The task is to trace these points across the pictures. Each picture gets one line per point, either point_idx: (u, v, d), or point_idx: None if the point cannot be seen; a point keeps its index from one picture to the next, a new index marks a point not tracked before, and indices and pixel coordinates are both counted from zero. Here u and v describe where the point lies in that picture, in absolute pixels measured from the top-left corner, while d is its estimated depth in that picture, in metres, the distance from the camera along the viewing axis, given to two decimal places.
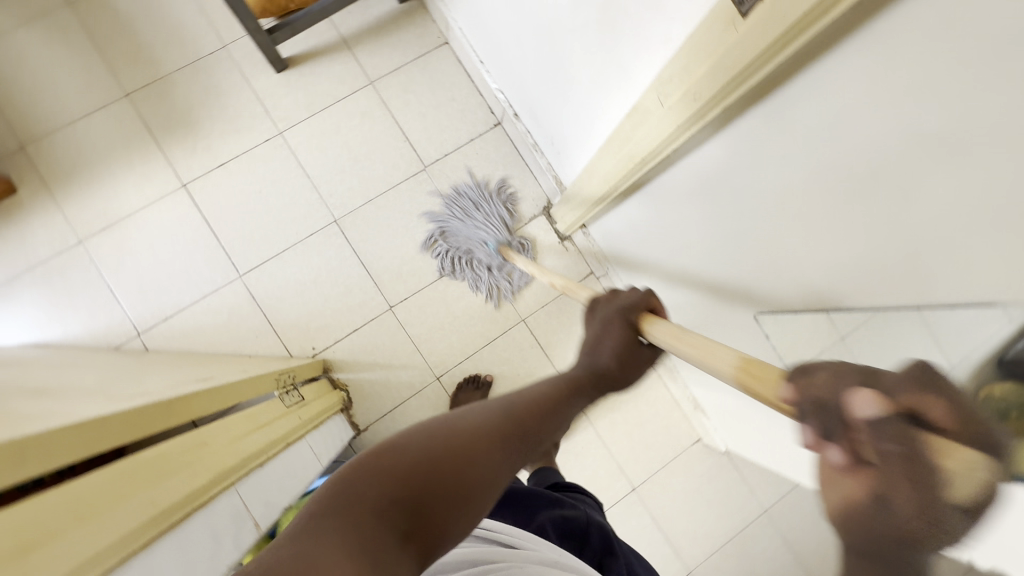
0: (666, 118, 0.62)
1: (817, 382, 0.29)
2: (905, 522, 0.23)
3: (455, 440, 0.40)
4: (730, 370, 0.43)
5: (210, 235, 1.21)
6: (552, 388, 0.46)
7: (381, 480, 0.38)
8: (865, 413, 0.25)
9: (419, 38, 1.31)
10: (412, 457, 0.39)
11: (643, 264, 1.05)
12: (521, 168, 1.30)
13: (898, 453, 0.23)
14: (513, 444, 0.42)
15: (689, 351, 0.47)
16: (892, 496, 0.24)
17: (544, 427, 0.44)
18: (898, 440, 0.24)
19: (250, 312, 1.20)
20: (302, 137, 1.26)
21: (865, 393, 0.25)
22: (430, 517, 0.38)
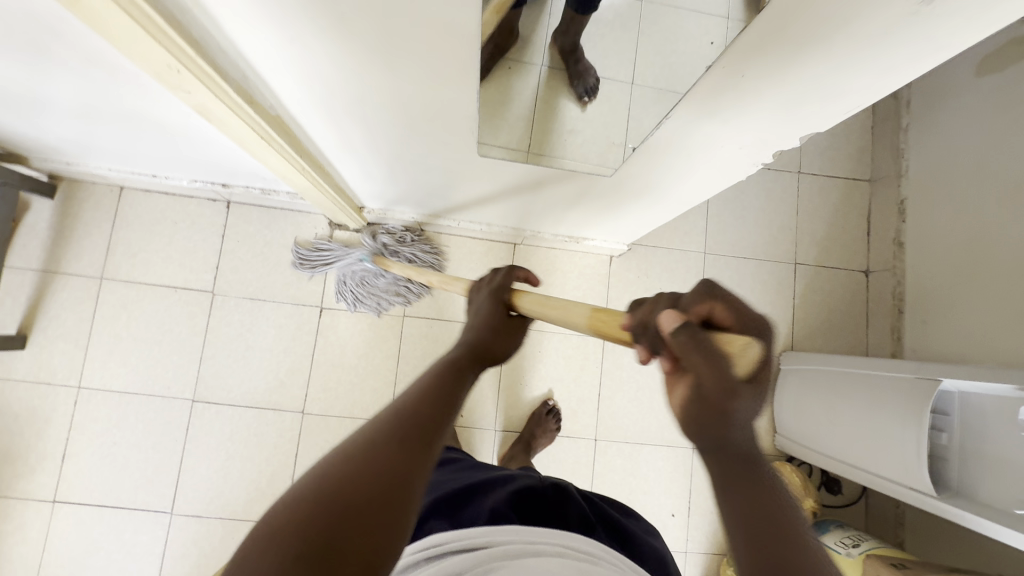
0: (207, 99, 0.57)
1: (645, 314, 0.37)
2: (708, 387, 0.32)
3: (354, 472, 0.37)
4: (585, 323, 0.48)
5: (117, 510, 1.16)
6: (434, 382, 0.46)
7: (282, 542, 0.34)
8: (670, 326, 0.34)
9: (98, 206, 1.22)
10: (302, 511, 0.35)
11: (413, 192, 1.04)
12: (280, 216, 1.25)
13: (703, 352, 0.32)
14: (415, 447, 0.40)
15: (555, 314, 0.51)
16: (702, 379, 0.32)
17: (440, 419, 0.42)
18: (700, 346, 0.32)
19: (209, 526, 1.16)
20: (99, 371, 1.19)
21: (668, 313, 0.34)
22: (343, 555, 0.34)
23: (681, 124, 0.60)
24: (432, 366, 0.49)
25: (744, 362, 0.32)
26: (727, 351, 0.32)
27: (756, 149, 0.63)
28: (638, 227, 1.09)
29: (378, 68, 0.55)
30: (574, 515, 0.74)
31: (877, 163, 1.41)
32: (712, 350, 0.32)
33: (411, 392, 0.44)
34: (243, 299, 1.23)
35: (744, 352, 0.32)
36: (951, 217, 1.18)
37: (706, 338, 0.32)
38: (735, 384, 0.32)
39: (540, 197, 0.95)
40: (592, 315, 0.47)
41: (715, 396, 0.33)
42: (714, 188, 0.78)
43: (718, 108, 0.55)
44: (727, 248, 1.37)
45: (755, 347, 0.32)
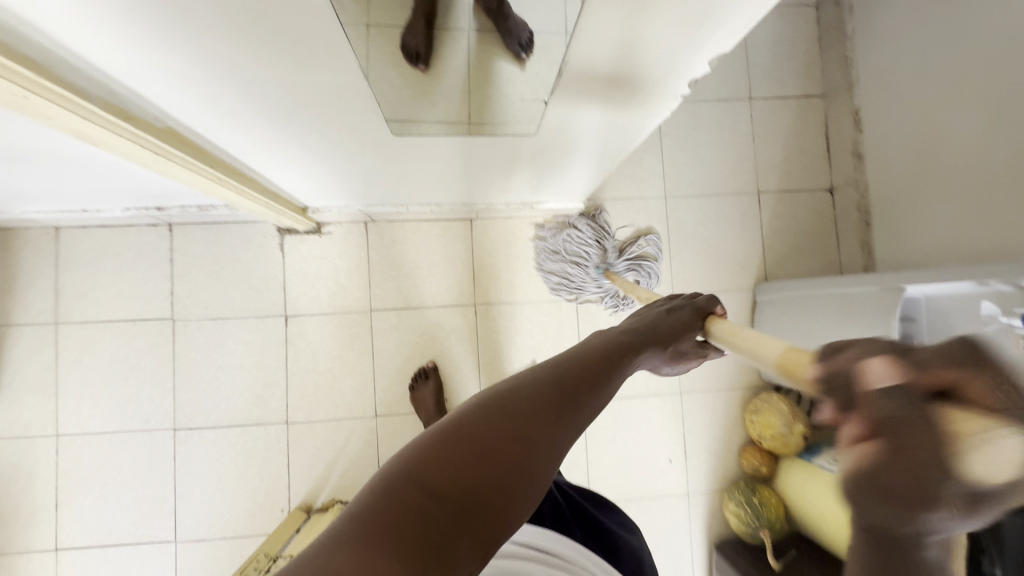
0: (77, 126, 0.54)
1: (845, 357, 0.28)
2: (894, 478, 0.22)
3: (505, 425, 0.35)
4: (773, 363, 0.42)
5: (121, 548, 1.16)
6: (597, 350, 0.45)
7: (429, 469, 0.32)
8: (880, 382, 0.24)
9: (37, 250, 1.18)
10: (454, 447, 0.33)
11: (349, 184, 1.01)
12: (225, 231, 1.21)
13: (913, 431, 0.22)
14: (560, 408, 0.37)
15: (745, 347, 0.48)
16: (894, 460, 0.22)
17: (591, 393, 0.40)
18: (923, 420, 0.22)
19: (214, 548, 1.17)
20: (75, 416, 1.17)
21: (885, 363, 0.25)
22: (486, 504, 0.32)
23: (583, 65, 0.56)
24: (591, 339, 0.47)
25: (989, 469, 0.20)
26: (953, 430, 0.21)
27: (670, 78, 0.59)
28: (585, 182, 1.06)
29: (248, 64, 0.52)
30: (547, 513, 0.73)
31: (827, 77, 1.36)
32: (925, 428, 0.21)
33: (568, 356, 0.43)
34: (205, 320, 1.21)
35: (1003, 456, 0.20)
36: (902, 122, 1.15)
37: (917, 409, 0.22)
38: (941, 485, 0.21)
39: (474, 167, 0.93)
40: (783, 353, 0.41)
41: (907, 489, 0.21)
42: (644, 129, 0.74)
43: (610, 45, 0.52)
44: (687, 189, 1.34)
45: (1015, 442, 0.20)
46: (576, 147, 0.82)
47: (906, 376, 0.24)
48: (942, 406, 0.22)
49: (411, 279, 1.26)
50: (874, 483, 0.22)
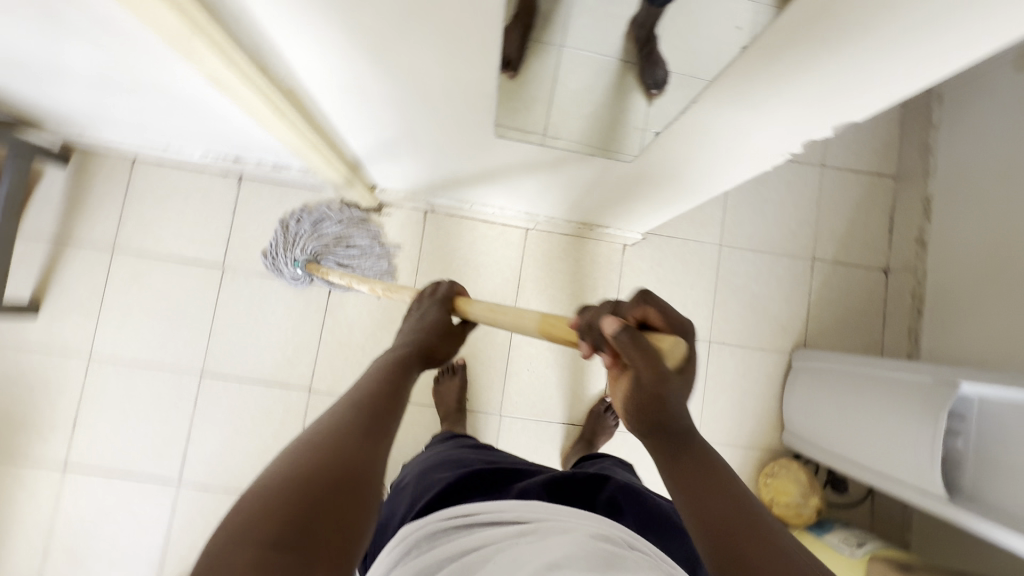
0: (221, 73, 0.56)
1: (595, 320, 0.53)
2: (646, 377, 0.44)
3: (322, 454, 0.38)
4: (534, 326, 0.64)
5: (125, 479, 1.17)
6: (387, 368, 0.52)
7: (251, 530, 0.33)
8: (611, 327, 0.49)
9: (111, 175, 1.21)
10: (279, 491, 0.35)
11: (427, 172, 1.02)
12: (290, 192, 1.24)
13: (641, 351, 0.45)
14: (375, 428, 0.43)
15: (505, 319, 0.66)
16: (639, 373, 0.45)
17: (392, 399, 0.47)
18: (640, 345, 0.46)
19: (214, 499, 1.18)
20: (111, 342, 1.20)
21: (610, 318, 0.50)
22: (321, 536, 0.34)
23: (717, 107, 0.58)
24: (374, 364, 0.54)
25: (675, 354, 0.47)
26: (660, 344, 0.48)
27: (789, 139, 0.60)
28: (652, 216, 1.07)
29: (396, 47, 0.53)
30: (602, 503, 0.71)
31: (903, 159, 1.36)
32: (644, 345, 0.46)
33: (365, 384, 0.48)
34: (253, 275, 1.23)
35: (678, 349, 0.47)
36: (976, 218, 1.15)
37: (640, 339, 0.46)
38: (662, 374, 0.45)
39: (553, 179, 0.94)
40: (540, 318, 0.63)
41: (653, 386, 0.44)
42: (736, 179, 0.76)
43: (745, 96, 0.54)
44: (743, 242, 1.34)
45: (680, 345, 0.48)
46: (662, 182, 0.83)
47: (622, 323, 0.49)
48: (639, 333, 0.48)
49: (457, 275, 1.27)
50: (647, 385, 0.44)
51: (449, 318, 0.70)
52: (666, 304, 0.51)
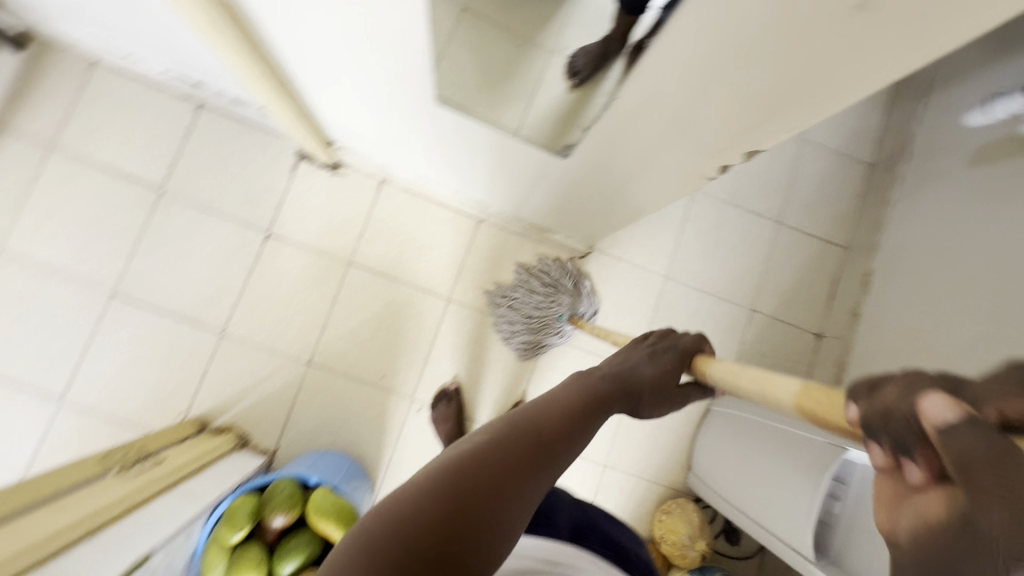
0: None
1: (884, 396, 0.29)
2: (991, 525, 0.22)
3: (486, 475, 0.34)
4: (790, 403, 0.41)
5: (4, 384, 1.11)
6: (576, 394, 0.45)
7: (391, 531, 0.31)
8: (938, 416, 0.25)
9: (66, 73, 1.17)
10: (425, 504, 0.32)
11: (382, 135, 1.01)
12: (249, 131, 1.21)
13: (1001, 477, 0.22)
14: (544, 460, 0.37)
15: (747, 385, 0.47)
16: (978, 514, 0.22)
17: (568, 438, 0.40)
18: (999, 462, 0.22)
19: (94, 424, 1.12)
20: (24, 240, 1.14)
21: (940, 395, 0.25)
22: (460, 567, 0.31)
23: (634, 98, 0.60)
24: (573, 387, 0.47)
25: None
26: None
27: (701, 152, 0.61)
28: (596, 228, 1.08)
29: None
30: (567, 524, 0.64)
31: (856, 233, 1.39)
32: (1012, 464, 0.22)
33: (561, 406, 0.43)
34: (191, 205, 1.19)
35: None
36: (906, 298, 1.18)
37: (1001, 446, 0.23)
38: None
39: (501, 166, 0.94)
40: (802, 389, 0.41)
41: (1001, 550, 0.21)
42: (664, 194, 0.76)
43: (658, 96, 0.57)
44: (689, 279, 1.35)
45: None
46: (599, 185, 0.84)
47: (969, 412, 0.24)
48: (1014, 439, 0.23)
49: (401, 251, 1.25)
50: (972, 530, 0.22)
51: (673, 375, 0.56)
52: None
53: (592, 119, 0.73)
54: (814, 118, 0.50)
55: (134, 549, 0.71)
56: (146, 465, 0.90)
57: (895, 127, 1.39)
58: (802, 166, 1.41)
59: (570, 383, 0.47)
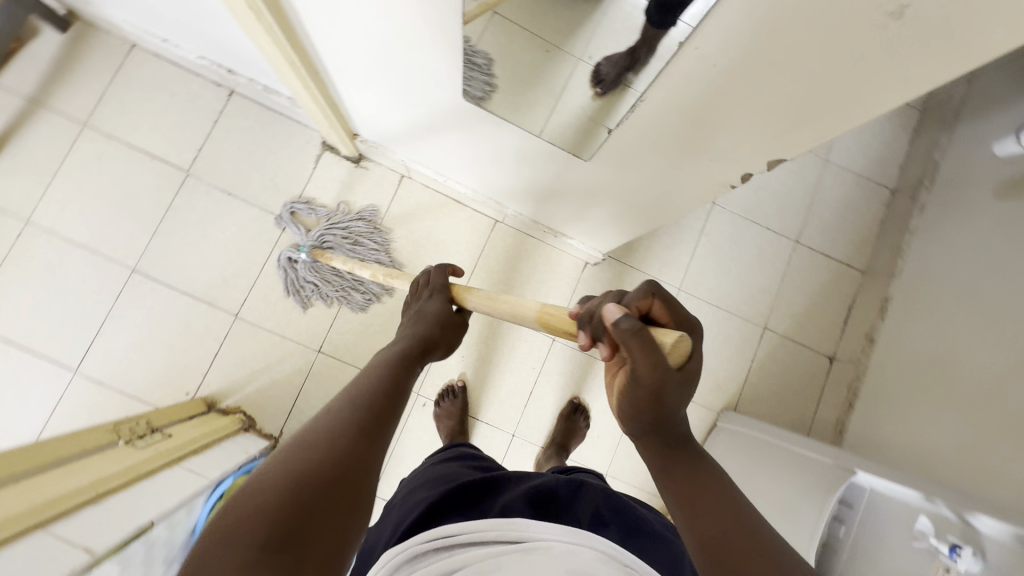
0: None
1: (595, 316, 0.51)
2: (644, 370, 0.44)
3: (323, 460, 0.41)
4: (534, 317, 0.63)
5: (22, 352, 1.13)
6: (384, 374, 0.53)
7: (244, 527, 0.36)
8: (613, 316, 0.47)
9: (105, 55, 1.21)
10: (279, 489, 0.38)
11: (406, 130, 1.03)
12: (277, 120, 1.24)
13: (640, 344, 0.44)
14: (371, 433, 0.45)
15: (505, 310, 0.69)
16: (637, 366, 0.44)
17: (388, 406, 0.49)
18: (640, 338, 0.44)
19: (106, 397, 1.14)
20: (53, 213, 1.17)
21: (614, 307, 0.47)
22: (315, 537, 0.37)
23: (655, 107, 0.59)
24: (376, 362, 0.57)
25: (678, 353, 0.44)
26: (664, 342, 0.44)
27: (727, 157, 0.61)
28: (612, 234, 1.08)
29: None
30: (586, 514, 0.67)
31: (875, 257, 1.38)
32: (644, 339, 0.44)
33: (357, 388, 0.50)
34: (215, 188, 1.22)
35: (683, 348, 0.44)
36: (924, 327, 1.16)
37: (645, 331, 0.44)
38: (666, 365, 0.44)
39: (521, 166, 0.94)
40: (540, 309, 0.62)
41: (651, 379, 0.45)
42: (689, 197, 0.76)
43: (682, 103, 0.56)
44: (702, 293, 1.35)
45: (685, 340, 0.44)
46: (622, 188, 0.84)
47: (623, 313, 0.46)
48: (647, 329, 0.45)
49: (416, 246, 1.26)
50: (651, 385, 0.45)
51: (448, 307, 0.77)
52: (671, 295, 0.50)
53: (613, 125, 0.67)
54: (841, 127, 0.50)
55: (139, 517, 0.72)
56: (154, 438, 0.91)
57: (920, 152, 1.37)
58: (824, 187, 1.40)
59: (371, 366, 0.56)
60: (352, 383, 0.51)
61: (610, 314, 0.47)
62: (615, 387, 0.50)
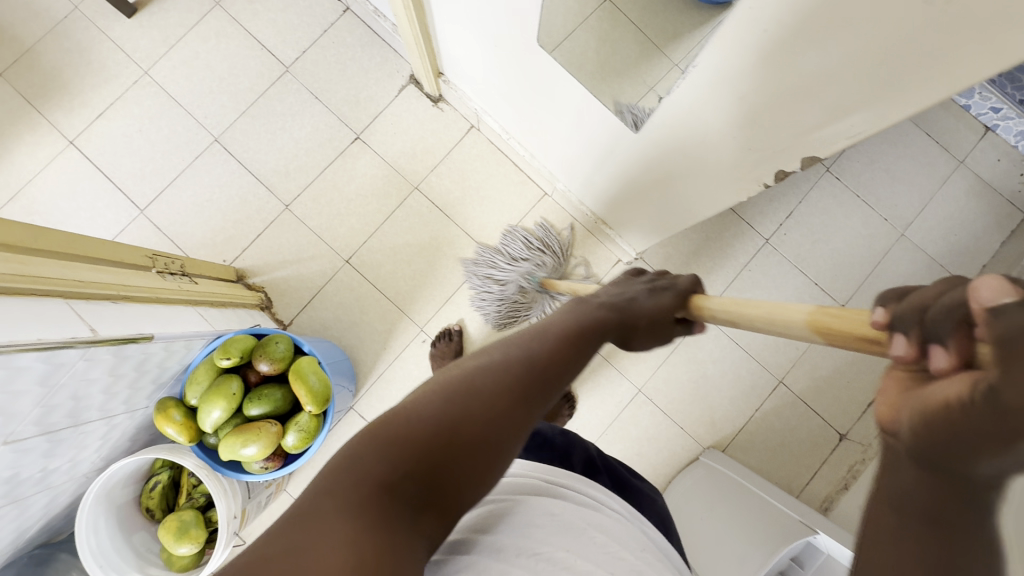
0: None
1: (929, 291, 0.27)
2: (1011, 417, 0.20)
3: (482, 413, 0.40)
4: (803, 320, 0.40)
5: (107, 181, 1.27)
6: (559, 336, 0.49)
7: (387, 449, 0.37)
8: (989, 300, 0.22)
9: None
10: (424, 426, 0.38)
11: (485, 76, 1.07)
12: (377, 44, 1.32)
13: (1015, 360, 0.20)
14: (526, 397, 0.43)
15: (751, 313, 0.48)
16: (1003, 391, 0.20)
17: (554, 372, 0.45)
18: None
19: (158, 241, 1.26)
20: (167, 72, 1.31)
21: (992, 279, 0.22)
22: (452, 485, 0.38)
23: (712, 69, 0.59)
24: (561, 317, 0.54)
25: None
26: None
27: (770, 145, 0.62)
28: (654, 228, 1.09)
29: None
30: (578, 458, 0.68)
31: None
32: None
33: (525, 335, 0.48)
34: (305, 89, 1.32)
35: None
36: None
37: None
38: None
39: (579, 130, 0.96)
40: (812, 312, 0.40)
41: (999, 425, 0.21)
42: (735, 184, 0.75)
43: (738, 68, 0.55)
44: (727, 325, 1.30)
45: None
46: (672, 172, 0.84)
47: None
48: None
49: (465, 194, 1.30)
50: (971, 415, 0.22)
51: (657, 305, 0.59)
52: None
53: (663, 90, 0.71)
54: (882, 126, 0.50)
55: (139, 328, 0.80)
56: (181, 279, 1.00)
57: None
58: (890, 260, 1.32)
59: (550, 318, 0.53)
60: (522, 332, 0.49)
61: (978, 290, 0.22)
62: (898, 413, 0.27)
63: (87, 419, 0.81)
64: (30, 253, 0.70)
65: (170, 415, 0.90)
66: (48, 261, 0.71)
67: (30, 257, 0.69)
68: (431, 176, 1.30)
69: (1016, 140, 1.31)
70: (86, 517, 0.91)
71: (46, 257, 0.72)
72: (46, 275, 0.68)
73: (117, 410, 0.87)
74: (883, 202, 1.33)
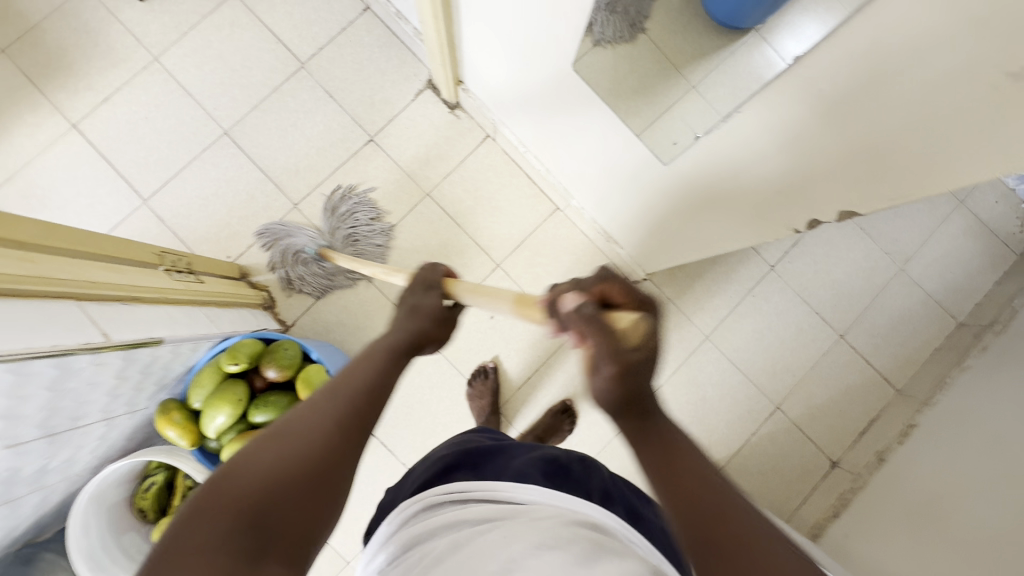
0: None
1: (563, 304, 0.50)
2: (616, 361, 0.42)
3: (289, 456, 0.44)
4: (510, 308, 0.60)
5: (109, 167, 1.24)
6: (374, 368, 0.55)
7: (215, 517, 0.39)
8: (569, 305, 0.48)
9: None
10: (247, 485, 0.42)
11: (507, 88, 1.07)
12: (396, 46, 1.31)
13: (597, 334, 0.43)
14: (346, 432, 0.48)
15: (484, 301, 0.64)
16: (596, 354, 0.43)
17: (370, 404, 0.52)
18: (596, 327, 0.44)
19: (159, 232, 1.23)
20: (178, 60, 1.28)
21: (569, 296, 0.48)
22: (285, 527, 0.42)
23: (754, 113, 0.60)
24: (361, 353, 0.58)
25: (635, 334, 0.43)
26: (620, 327, 0.43)
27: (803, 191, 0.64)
28: (668, 252, 1.09)
29: None
30: (596, 488, 0.67)
31: (916, 380, 1.31)
32: (596, 326, 0.44)
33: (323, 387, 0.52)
34: (319, 87, 1.29)
35: (639, 328, 0.43)
36: (939, 459, 1.11)
37: (587, 317, 0.45)
38: (635, 354, 0.43)
39: (602, 150, 0.96)
40: (516, 299, 0.60)
41: (622, 366, 0.42)
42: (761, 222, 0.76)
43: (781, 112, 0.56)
44: (728, 349, 1.32)
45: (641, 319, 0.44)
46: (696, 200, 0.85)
47: (580, 301, 0.47)
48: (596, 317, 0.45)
49: (477, 204, 1.29)
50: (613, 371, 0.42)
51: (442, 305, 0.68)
52: (631, 285, 0.49)
53: (699, 129, 0.73)
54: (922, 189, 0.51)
55: (150, 329, 0.78)
56: (188, 277, 0.97)
57: (1000, 297, 1.30)
58: (888, 293, 1.35)
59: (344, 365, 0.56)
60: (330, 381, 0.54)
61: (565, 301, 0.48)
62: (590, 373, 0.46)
63: (88, 421, 0.79)
64: (38, 250, 0.67)
65: (171, 418, 0.89)
66: (59, 258, 0.69)
67: (38, 254, 0.66)
68: (443, 184, 1.29)
69: (1015, 184, 1.35)
70: (80, 516, 0.90)
71: (54, 254, 0.69)
72: (55, 274, 0.66)
73: (118, 410, 0.85)
74: (884, 236, 1.36)
